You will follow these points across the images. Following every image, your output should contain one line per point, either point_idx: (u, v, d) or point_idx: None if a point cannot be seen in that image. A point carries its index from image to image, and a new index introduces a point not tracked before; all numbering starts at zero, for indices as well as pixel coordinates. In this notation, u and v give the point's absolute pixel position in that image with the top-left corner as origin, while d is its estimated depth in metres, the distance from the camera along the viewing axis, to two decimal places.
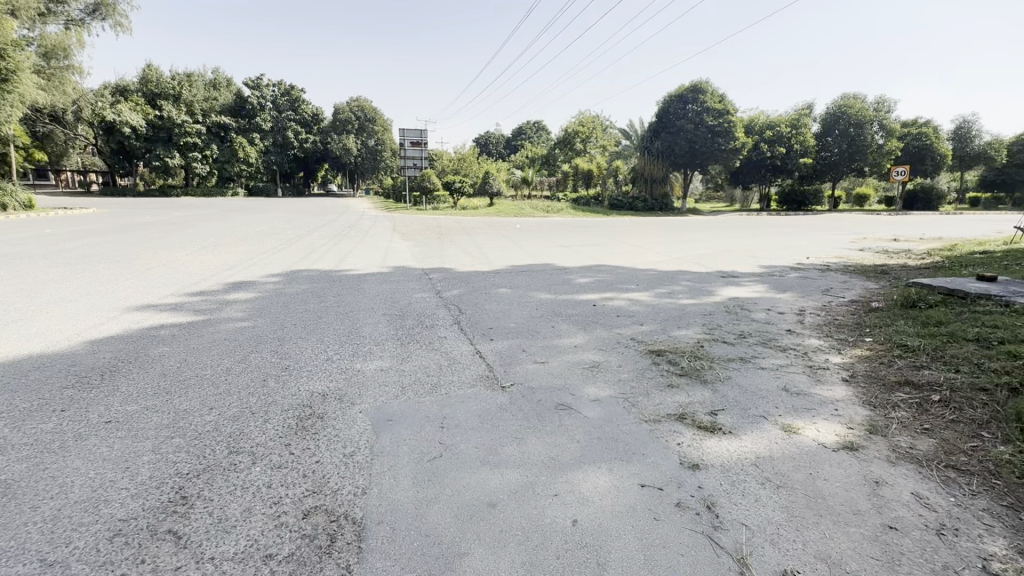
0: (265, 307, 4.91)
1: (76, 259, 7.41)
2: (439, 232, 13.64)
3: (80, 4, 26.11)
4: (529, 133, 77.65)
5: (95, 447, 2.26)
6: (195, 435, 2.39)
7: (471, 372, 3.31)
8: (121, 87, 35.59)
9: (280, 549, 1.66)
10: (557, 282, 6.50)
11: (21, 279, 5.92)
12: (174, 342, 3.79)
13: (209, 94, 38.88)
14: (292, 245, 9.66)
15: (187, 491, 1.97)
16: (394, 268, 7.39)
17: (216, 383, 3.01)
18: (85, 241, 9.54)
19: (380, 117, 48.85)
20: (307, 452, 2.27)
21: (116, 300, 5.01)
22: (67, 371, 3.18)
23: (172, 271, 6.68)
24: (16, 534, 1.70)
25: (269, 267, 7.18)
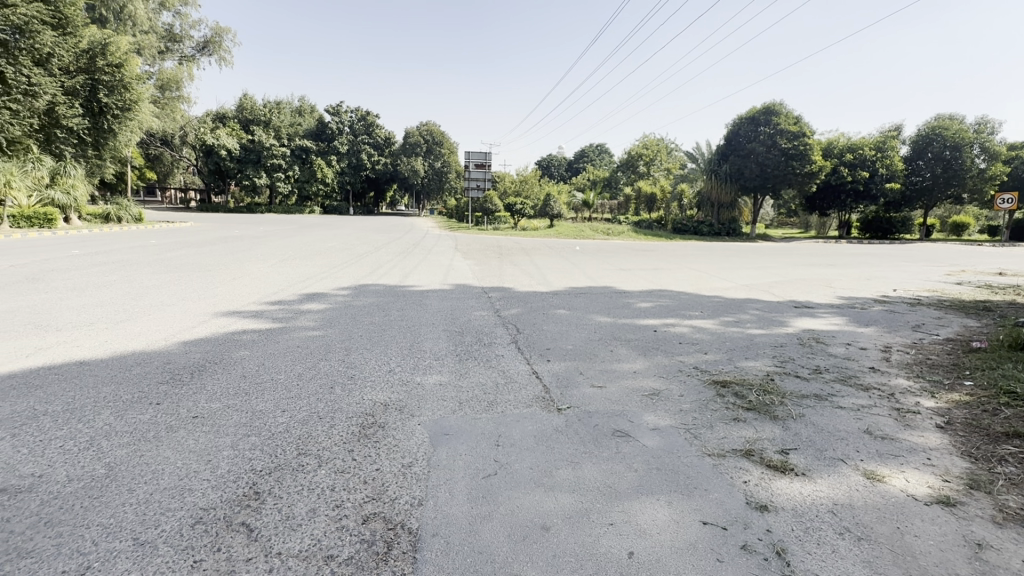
0: (335, 318, 5.18)
1: (175, 267, 8.25)
2: (500, 251, 13.91)
3: (192, 42, 29.53)
4: (593, 155, 77.95)
5: (183, 439, 2.48)
6: (269, 435, 2.55)
7: (527, 392, 3.31)
8: (222, 115, 39.80)
9: (341, 552, 1.73)
10: (617, 305, 6.41)
11: (130, 283, 6.66)
12: (254, 346, 4.08)
13: (294, 120, 42.69)
14: (362, 261, 10.17)
15: (260, 487, 2.10)
16: (455, 286, 7.59)
17: (289, 388, 3.20)
18: (183, 251, 10.61)
19: (448, 140, 50.76)
20: (368, 459, 2.36)
21: (206, 306, 5.50)
22: (163, 368, 3.52)
23: (254, 281, 7.24)
24: (114, 513, 1.88)
25: (340, 280, 7.60)
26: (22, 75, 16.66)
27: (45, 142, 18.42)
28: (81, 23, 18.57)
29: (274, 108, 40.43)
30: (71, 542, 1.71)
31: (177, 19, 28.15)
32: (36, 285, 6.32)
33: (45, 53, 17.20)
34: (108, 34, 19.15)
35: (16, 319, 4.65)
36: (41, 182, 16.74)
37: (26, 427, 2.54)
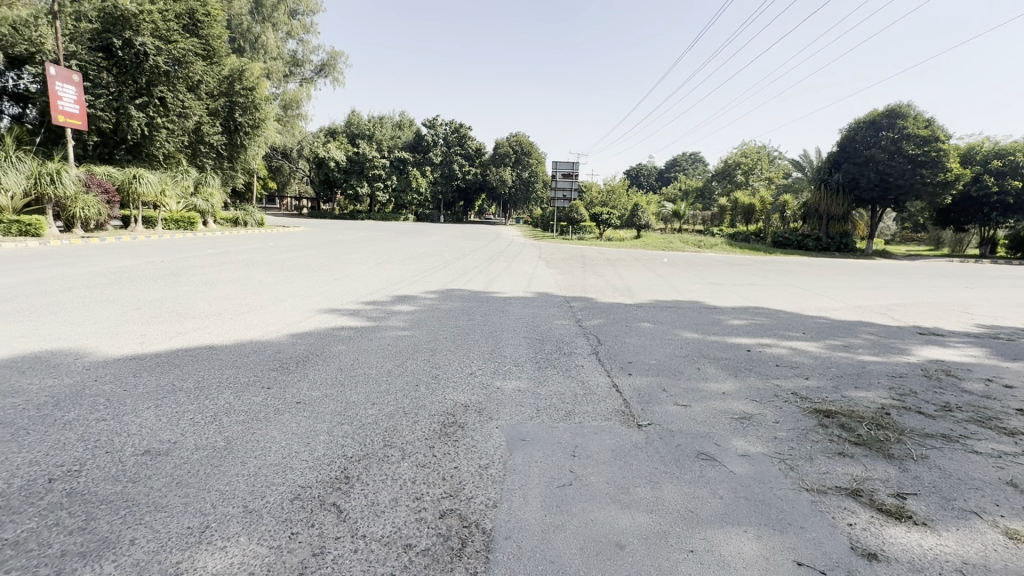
0: (422, 320, 5.44)
1: (288, 267, 9.16)
2: (584, 261, 13.77)
3: (312, 65, 32.84)
4: (685, 164, 74.79)
5: (287, 421, 2.74)
6: (360, 425, 2.74)
7: (607, 405, 3.24)
8: (332, 130, 44.18)
9: (418, 542, 1.81)
10: (706, 321, 6.07)
11: (251, 280, 7.50)
12: (350, 342, 4.42)
13: (394, 133, 46.14)
14: (450, 266, 10.63)
15: (350, 472, 2.26)
16: (537, 294, 7.65)
17: (378, 382, 3.42)
18: (295, 253, 11.75)
19: (536, 150, 51.38)
20: (447, 456, 2.45)
21: (313, 303, 6.05)
22: (273, 356, 3.91)
23: (352, 282, 7.82)
24: (230, 481, 2.13)
25: (429, 284, 7.98)
26: (178, 100, 19.50)
27: (192, 156, 21.32)
28: (225, 54, 21.37)
29: (376, 123, 44.13)
30: (195, 502, 1.96)
31: (300, 46, 31.45)
32: (181, 279, 7.34)
33: (196, 80, 20.01)
34: (245, 62, 22.05)
35: (163, 307, 5.42)
36: (188, 190, 19.21)
37: (165, 399, 2.96)
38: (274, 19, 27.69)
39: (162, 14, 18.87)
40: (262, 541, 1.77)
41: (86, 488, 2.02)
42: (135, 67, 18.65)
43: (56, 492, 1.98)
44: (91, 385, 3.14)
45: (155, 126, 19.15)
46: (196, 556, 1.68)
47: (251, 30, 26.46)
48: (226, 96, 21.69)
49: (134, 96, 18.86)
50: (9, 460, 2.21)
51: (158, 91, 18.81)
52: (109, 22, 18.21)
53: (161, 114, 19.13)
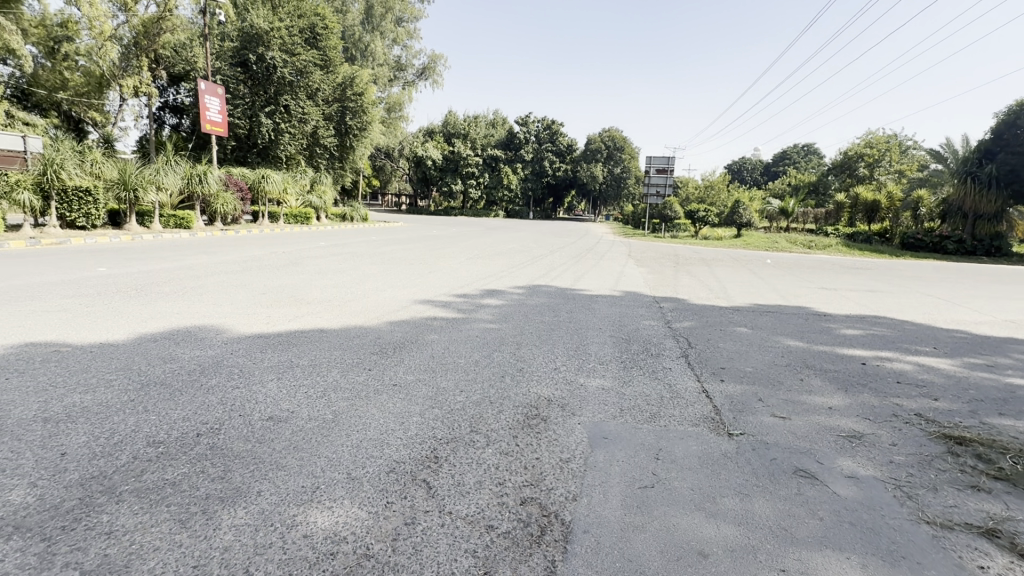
0: (509, 314, 5.58)
1: (389, 260, 9.86)
2: (677, 260, 13.19)
3: (414, 69, 34.75)
4: (796, 157, 68.27)
5: (385, 402, 2.98)
6: (449, 410, 2.91)
7: (695, 410, 3.12)
8: (431, 130, 46.29)
9: (500, 524, 1.89)
10: (813, 329, 5.56)
11: (356, 271, 8.18)
12: (442, 332, 4.67)
13: (488, 131, 47.14)
14: (538, 262, 10.74)
15: (439, 452, 2.42)
16: (624, 293, 7.50)
17: (467, 371, 3.59)
18: (394, 247, 12.58)
19: (629, 145, 49.94)
20: (529, 447, 2.52)
21: (409, 294, 6.46)
22: (374, 341, 4.26)
23: (444, 275, 8.21)
24: (335, 450, 2.37)
25: (516, 279, 8.15)
26: (300, 107, 21.78)
27: (308, 158, 23.59)
28: (339, 63, 23.38)
29: (471, 122, 45.17)
30: (308, 465, 2.23)
31: (405, 52, 33.41)
32: (298, 268, 8.20)
33: (314, 88, 22.20)
34: (356, 69, 23.83)
35: (284, 293, 6.12)
36: (305, 188, 21.23)
37: (284, 373, 3.36)
38: (382, 27, 29.68)
39: (289, 31, 21.38)
40: (363, 506, 1.96)
41: (224, 444, 2.37)
42: (266, 78, 21.31)
43: (203, 445, 2.35)
44: (227, 357, 3.64)
45: (279, 131, 21.53)
46: (309, 512, 1.91)
47: (362, 39, 28.61)
48: (339, 101, 23.65)
49: (264, 105, 21.49)
50: (167, 415, 2.65)
51: (284, 99, 21.26)
52: (246, 40, 20.96)
53: (285, 120, 21.49)
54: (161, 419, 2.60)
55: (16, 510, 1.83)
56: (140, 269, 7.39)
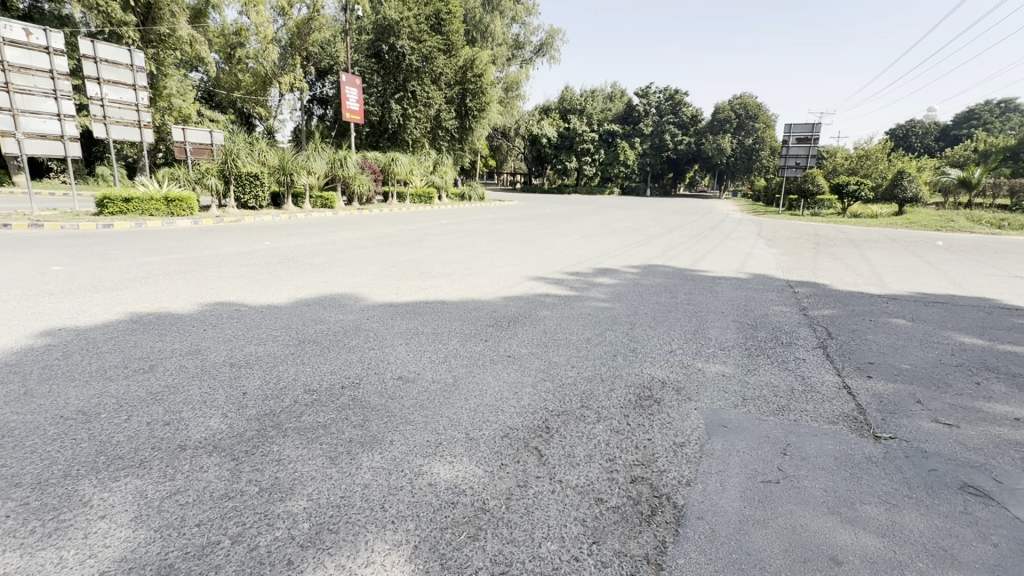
0: (623, 294, 5.46)
1: (503, 237, 10.12)
2: (817, 241, 11.70)
3: (532, 47, 34.75)
4: (988, 117, 55.86)
5: (498, 372, 3.13)
6: (560, 384, 2.97)
7: (834, 407, 2.80)
8: (547, 107, 46.09)
9: (609, 499, 1.91)
10: (998, 326, 4.60)
11: (474, 248, 8.55)
12: (554, 309, 4.72)
13: (606, 106, 45.47)
14: (654, 241, 10.29)
15: (550, 423, 2.49)
16: (751, 276, 6.89)
17: (579, 348, 3.61)
18: (510, 225, 12.87)
19: (764, 113, 44.96)
20: (641, 427, 2.49)
21: (523, 270, 6.62)
22: (490, 314, 4.47)
23: (557, 253, 8.23)
24: (455, 412, 2.56)
25: (632, 259, 7.92)
26: (425, 92, 23.09)
27: (432, 140, 24.90)
28: (461, 46, 24.11)
29: (589, 97, 43.61)
30: (432, 422, 2.44)
31: (523, 29, 33.47)
32: (423, 244, 8.85)
33: (438, 73, 23.34)
34: (477, 51, 24.35)
35: (411, 267, 6.65)
36: (428, 169, 22.56)
37: (411, 339, 3.69)
38: (502, 7, 30.10)
39: (416, 19, 22.68)
40: (480, 464, 2.11)
41: (363, 397, 2.69)
42: (396, 66, 22.99)
43: (346, 396, 2.70)
44: (364, 322, 4.10)
45: (407, 116, 23.17)
46: (432, 464, 2.10)
47: (482, 20, 29.24)
48: (460, 84, 24.48)
49: (394, 92, 23.25)
50: (318, 369, 3.07)
51: (411, 86, 22.80)
52: (380, 32, 22.87)
53: (412, 105, 23.01)
54: (314, 371, 3.03)
55: (215, 433, 2.28)
56: (296, 243, 8.55)
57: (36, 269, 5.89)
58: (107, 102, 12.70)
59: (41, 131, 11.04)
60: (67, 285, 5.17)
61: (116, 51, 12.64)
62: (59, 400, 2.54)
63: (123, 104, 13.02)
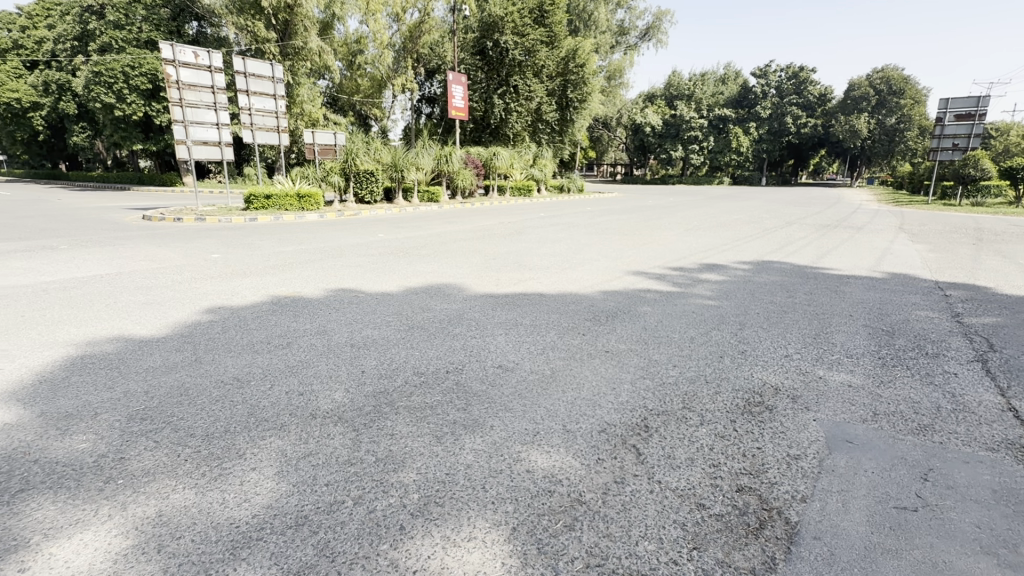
0: (732, 292, 5.11)
1: (602, 230, 9.93)
2: (978, 235, 9.92)
3: (637, 32, 33.47)
4: None
5: (594, 366, 3.11)
6: (660, 383, 2.88)
7: (995, 432, 2.39)
8: (652, 94, 44.15)
9: (713, 506, 1.83)
10: None
11: (572, 241, 8.50)
12: (655, 305, 4.56)
13: (717, 89, 42.49)
14: (770, 235, 9.45)
15: (649, 422, 2.44)
16: (888, 275, 6.06)
17: (682, 347, 3.46)
18: (610, 218, 12.56)
19: (912, 87, 38.90)
20: (750, 435, 2.33)
21: (622, 265, 6.45)
22: (588, 309, 4.44)
23: (658, 247, 7.91)
24: (552, 403, 2.60)
25: (743, 254, 7.37)
26: (527, 86, 23.35)
27: (532, 134, 25.12)
28: (564, 37, 24.05)
29: (699, 80, 41.02)
30: (530, 411, 2.51)
31: (628, 14, 32.38)
32: (521, 237, 9.01)
33: (540, 65, 23.48)
34: (579, 41, 24.10)
35: (511, 259, 6.83)
36: (528, 162, 22.81)
37: (511, 330, 3.80)
38: None
39: (520, 13, 22.96)
40: (577, 457, 2.13)
41: (466, 383, 2.84)
42: (500, 62, 23.54)
43: (450, 380, 2.87)
44: (467, 311, 4.30)
45: (508, 110, 23.58)
46: (530, 452, 2.16)
47: (586, 8, 28.69)
48: (562, 75, 24.51)
49: (497, 87, 23.84)
50: (425, 354, 3.29)
51: (513, 80, 23.19)
52: (485, 28, 23.41)
53: (514, 99, 23.41)
54: (422, 356, 3.25)
55: (339, 405, 2.56)
56: (405, 236, 9.17)
57: (200, 256, 6.98)
58: (254, 111, 14.57)
59: (204, 139, 12.98)
60: (225, 270, 6.07)
61: (260, 66, 14.40)
62: (219, 368, 3.02)
63: (266, 112, 14.87)
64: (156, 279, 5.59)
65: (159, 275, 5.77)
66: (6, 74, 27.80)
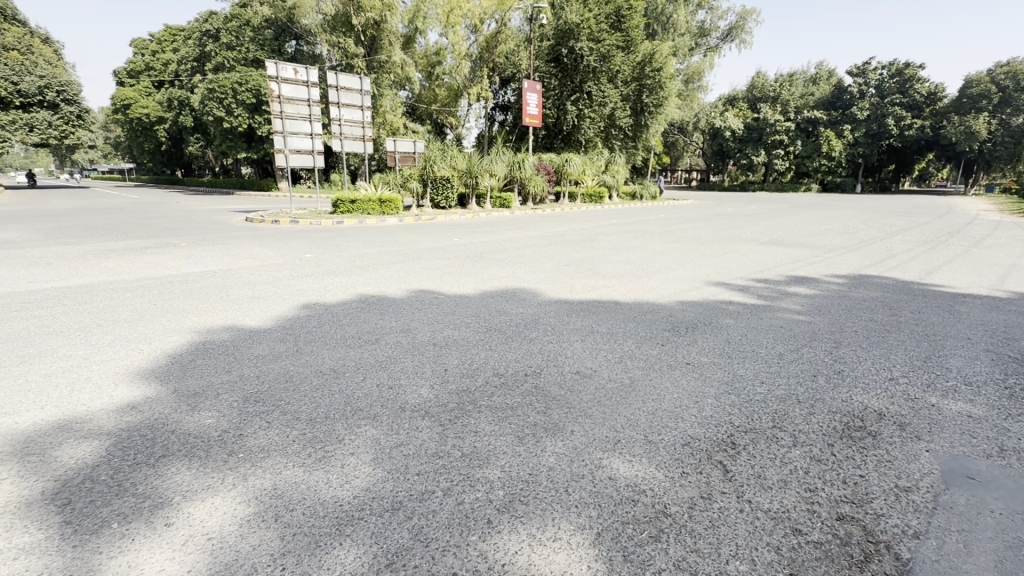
0: (825, 307, 4.77)
1: (678, 239, 9.60)
2: None
3: (718, 33, 32.14)
4: None
5: (674, 378, 3.04)
6: (747, 399, 2.75)
7: None
8: (732, 97, 42.20)
9: (811, 533, 1.73)
10: None
11: (646, 249, 8.32)
12: (738, 318, 4.36)
13: (807, 90, 39.77)
14: (868, 247, 8.69)
15: (736, 439, 2.35)
16: (1014, 295, 5.38)
17: (769, 363, 3.29)
18: (686, 226, 12.12)
19: None
20: (851, 460, 2.18)
21: (701, 275, 6.22)
22: (666, 319, 4.34)
23: (739, 257, 7.54)
24: (632, 413, 2.58)
25: (836, 267, 6.85)
26: (601, 92, 23.15)
27: (605, 140, 24.98)
28: (640, 41, 23.68)
29: (786, 82, 38.64)
30: (610, 419, 2.51)
31: (709, 15, 31.22)
32: (593, 244, 8.95)
33: (615, 71, 23.20)
34: (656, 45, 23.65)
35: (584, 266, 6.83)
36: (600, 168, 22.55)
37: (587, 336, 3.81)
38: None
39: (596, 19, 22.85)
40: (661, 468, 2.10)
41: (544, 386, 2.89)
42: (574, 69, 23.56)
43: (529, 383, 2.93)
44: (542, 316, 4.36)
45: (581, 116, 23.53)
46: (612, 460, 2.16)
47: (664, 11, 27.97)
48: (637, 80, 24.12)
49: (571, 94, 23.83)
50: (504, 356, 3.38)
51: (587, 86, 23.06)
52: (561, 36, 23.50)
53: (587, 106, 23.32)
54: (501, 358, 3.34)
55: (425, 400, 2.71)
56: (478, 241, 9.41)
57: (295, 256, 7.59)
58: (343, 122, 15.63)
59: (299, 148, 14.10)
60: (318, 269, 6.58)
61: (350, 80, 15.45)
62: (318, 359, 3.29)
63: (353, 122, 15.89)
64: (260, 275, 6.17)
65: (262, 272, 6.36)
66: (139, 93, 31.87)
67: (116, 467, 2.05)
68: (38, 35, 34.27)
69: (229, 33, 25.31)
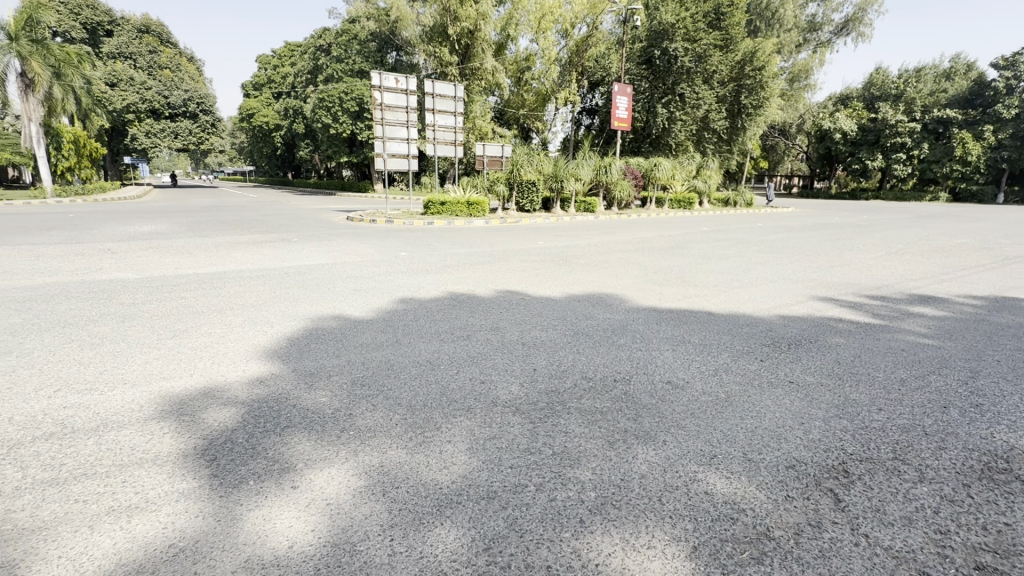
0: (958, 331, 4.22)
1: (778, 249, 8.95)
2: None
3: (832, 26, 29.45)
4: None
5: (776, 397, 2.85)
6: (862, 426, 2.52)
7: None
8: (845, 96, 38.53)
9: None
10: None
11: (741, 258, 7.86)
12: (850, 337, 3.99)
13: (938, 86, 35.24)
14: (1014, 266, 7.53)
15: (849, 467, 2.17)
16: None
17: (888, 389, 2.98)
18: (788, 235, 11.25)
19: None
20: (993, 506, 1.92)
21: (805, 288, 5.76)
22: (765, 333, 4.08)
23: (850, 271, 6.88)
24: (730, 429, 2.46)
25: (972, 287, 6.02)
26: (695, 93, 22.17)
27: (697, 143, 24.03)
28: (741, 39, 22.44)
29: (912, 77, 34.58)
30: (705, 432, 2.42)
31: (821, 7, 28.77)
32: (683, 251, 8.61)
33: (711, 71, 22.09)
34: (759, 41, 22.29)
35: (673, 273, 6.61)
36: (691, 173, 21.57)
37: (679, 346, 3.69)
38: None
39: (694, 18, 21.93)
40: (762, 489, 1.99)
41: (633, 394, 2.85)
42: (667, 70, 22.71)
43: (618, 389, 2.90)
44: (630, 323, 4.28)
45: (673, 119, 22.67)
46: (708, 474, 2.09)
47: (771, 5, 26.18)
48: (735, 80, 22.97)
49: (662, 96, 22.98)
50: (592, 360, 3.38)
51: (680, 88, 22.15)
52: (654, 37, 22.72)
53: (679, 108, 22.40)
54: (589, 361, 3.34)
55: (515, 396, 2.78)
56: (564, 244, 9.45)
57: (391, 253, 8.11)
58: (436, 127, 16.41)
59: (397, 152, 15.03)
60: (413, 267, 6.98)
61: (445, 87, 16.15)
62: (415, 350, 3.51)
63: (446, 127, 16.60)
64: (361, 270, 6.67)
65: (363, 267, 6.87)
66: (262, 104, 35.70)
67: (250, 432, 2.34)
68: (186, 56, 39.61)
69: (339, 47, 27.55)
